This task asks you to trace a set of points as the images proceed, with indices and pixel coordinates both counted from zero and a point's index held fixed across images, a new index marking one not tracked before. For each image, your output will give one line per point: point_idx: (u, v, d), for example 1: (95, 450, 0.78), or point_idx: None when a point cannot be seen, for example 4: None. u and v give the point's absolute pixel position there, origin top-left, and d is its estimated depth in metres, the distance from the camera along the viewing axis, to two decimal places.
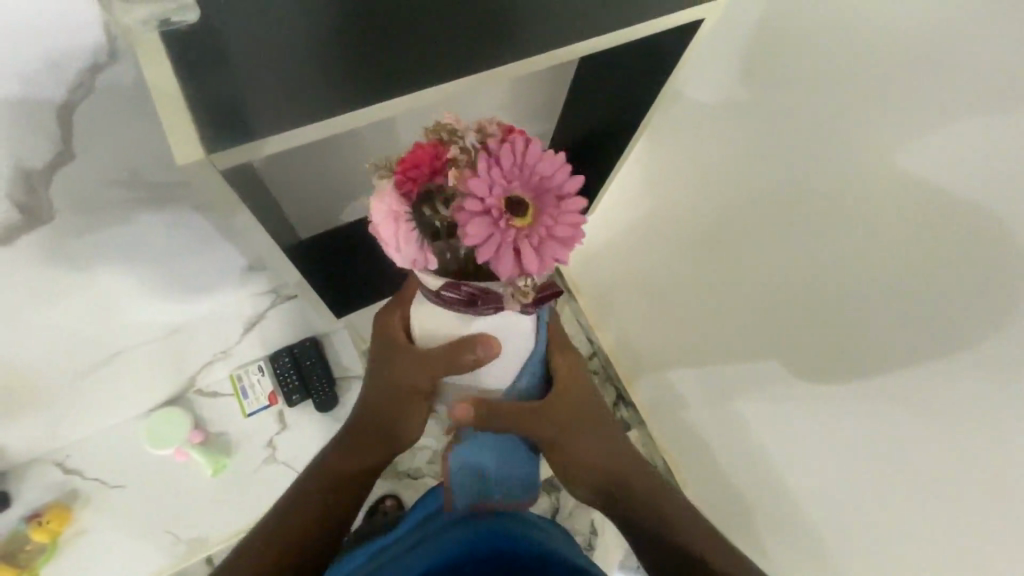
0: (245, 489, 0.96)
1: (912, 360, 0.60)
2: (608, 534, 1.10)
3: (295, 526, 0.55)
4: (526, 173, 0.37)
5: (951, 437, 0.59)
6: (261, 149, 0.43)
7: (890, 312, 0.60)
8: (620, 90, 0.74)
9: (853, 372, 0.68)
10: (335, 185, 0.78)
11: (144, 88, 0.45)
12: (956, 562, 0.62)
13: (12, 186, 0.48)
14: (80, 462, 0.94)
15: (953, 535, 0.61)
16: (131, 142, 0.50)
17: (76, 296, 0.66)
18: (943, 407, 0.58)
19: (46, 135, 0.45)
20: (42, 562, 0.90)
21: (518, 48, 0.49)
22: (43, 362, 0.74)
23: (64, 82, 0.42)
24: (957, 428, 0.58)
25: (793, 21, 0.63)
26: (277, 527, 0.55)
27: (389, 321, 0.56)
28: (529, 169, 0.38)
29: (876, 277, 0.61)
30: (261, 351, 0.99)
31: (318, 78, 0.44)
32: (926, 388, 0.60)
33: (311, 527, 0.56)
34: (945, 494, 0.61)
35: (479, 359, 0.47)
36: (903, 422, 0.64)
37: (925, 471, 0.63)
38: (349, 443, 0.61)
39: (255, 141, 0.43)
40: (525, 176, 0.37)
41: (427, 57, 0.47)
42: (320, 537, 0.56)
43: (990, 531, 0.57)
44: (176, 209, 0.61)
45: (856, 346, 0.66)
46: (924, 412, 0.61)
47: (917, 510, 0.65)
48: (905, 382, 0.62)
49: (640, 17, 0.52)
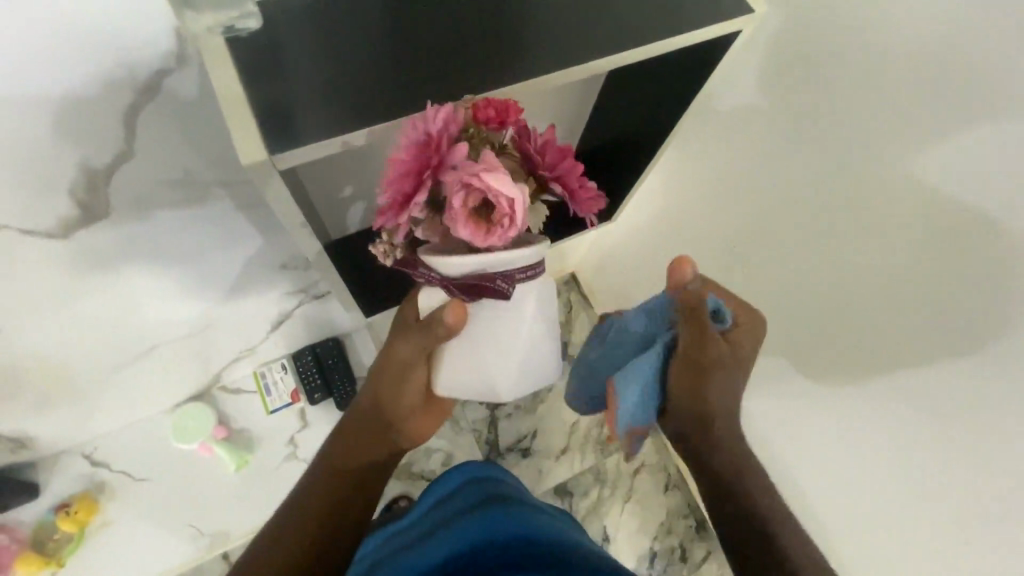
0: (265, 486, 0.98)
1: (923, 364, 0.61)
2: (621, 539, 1.12)
3: (299, 521, 0.56)
4: (414, 138, 0.42)
5: (977, 454, 0.58)
6: (288, 161, 0.43)
7: (914, 325, 0.61)
8: (649, 99, 0.75)
9: (861, 375, 0.69)
10: (366, 191, 0.79)
11: (206, 91, 0.47)
12: None
13: (77, 185, 0.51)
14: (107, 455, 0.96)
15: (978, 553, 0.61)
16: (186, 142, 0.51)
17: (115, 291, 0.68)
18: (972, 422, 0.58)
19: (111, 135, 0.47)
20: (69, 552, 0.92)
21: (563, 57, 0.50)
22: (79, 355, 0.76)
23: (133, 86, 0.44)
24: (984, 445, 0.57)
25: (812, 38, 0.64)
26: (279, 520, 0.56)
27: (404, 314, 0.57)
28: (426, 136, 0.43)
29: (900, 290, 0.61)
30: (284, 350, 1.00)
31: (371, 84, 0.46)
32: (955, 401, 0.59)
33: (315, 522, 0.56)
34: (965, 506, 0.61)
35: (448, 324, 0.51)
36: (923, 434, 0.64)
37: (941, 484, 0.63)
38: (349, 439, 0.64)
39: (283, 154, 0.43)
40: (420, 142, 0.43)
41: (476, 64, 0.48)
42: (319, 540, 0.55)
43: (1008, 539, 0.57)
44: (219, 207, 0.63)
45: (868, 351, 0.67)
46: (940, 422, 0.62)
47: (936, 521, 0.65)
48: (931, 395, 0.62)
49: (676, 29, 0.53)
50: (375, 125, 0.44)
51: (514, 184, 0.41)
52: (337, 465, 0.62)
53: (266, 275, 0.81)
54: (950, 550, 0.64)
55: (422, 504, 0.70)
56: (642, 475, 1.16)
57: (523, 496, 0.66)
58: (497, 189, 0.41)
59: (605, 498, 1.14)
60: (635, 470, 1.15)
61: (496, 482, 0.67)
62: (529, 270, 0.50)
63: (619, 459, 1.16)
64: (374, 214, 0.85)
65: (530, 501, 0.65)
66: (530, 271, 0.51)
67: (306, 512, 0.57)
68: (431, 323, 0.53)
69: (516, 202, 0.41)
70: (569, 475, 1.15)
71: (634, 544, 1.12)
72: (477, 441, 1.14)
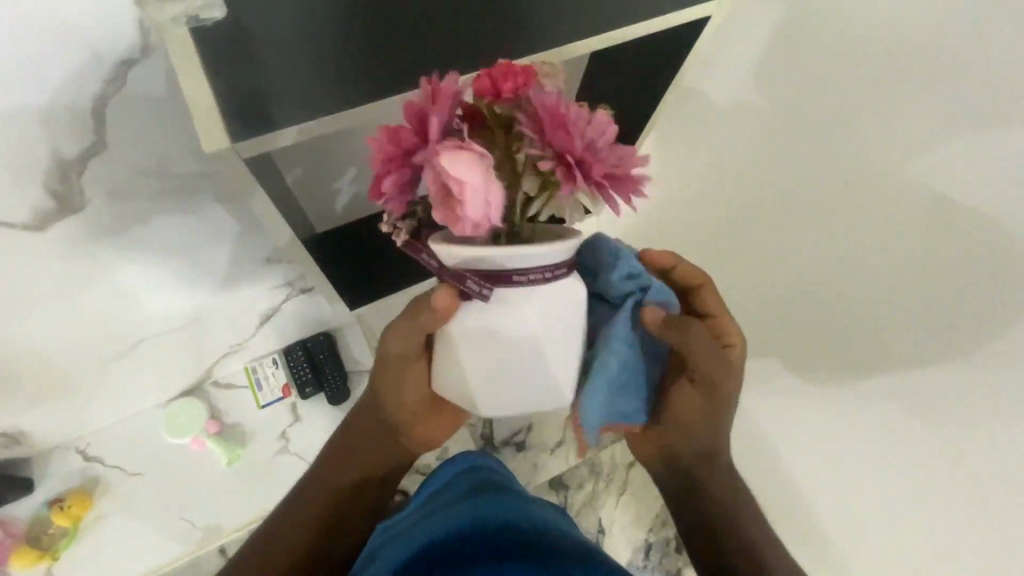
0: (259, 479, 0.98)
1: (929, 337, 0.62)
2: (616, 531, 1.12)
3: (282, 551, 0.61)
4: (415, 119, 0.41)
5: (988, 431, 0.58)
6: (282, 139, 0.46)
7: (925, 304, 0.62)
8: (635, 82, 0.76)
9: (858, 370, 0.71)
10: (343, 186, 0.80)
11: (174, 77, 0.47)
12: (984, 555, 0.62)
13: (49, 174, 0.51)
14: (100, 449, 0.97)
15: (987, 528, 0.61)
16: (157, 131, 0.52)
17: (102, 287, 0.69)
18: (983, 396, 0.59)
19: (80, 123, 0.48)
20: (64, 545, 0.93)
21: (528, 41, 0.52)
22: (67, 351, 0.77)
23: (99, 74, 0.45)
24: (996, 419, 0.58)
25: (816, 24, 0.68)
26: (267, 542, 0.62)
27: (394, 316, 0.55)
28: (423, 116, 0.41)
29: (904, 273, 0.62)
30: (275, 344, 1.01)
31: (338, 68, 0.46)
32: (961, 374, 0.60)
33: (296, 550, 0.61)
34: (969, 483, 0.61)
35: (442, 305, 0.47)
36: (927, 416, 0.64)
37: (947, 457, 0.63)
38: (335, 456, 0.66)
39: (281, 130, 0.46)
40: (418, 123, 0.41)
41: (443, 49, 0.49)
42: (303, 563, 0.61)
43: (991, 505, 0.60)
44: (199, 198, 0.63)
45: (869, 348, 0.69)
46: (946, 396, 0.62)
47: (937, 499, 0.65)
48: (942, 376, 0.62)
49: (636, 16, 0.55)
50: (358, 105, 0.47)
51: (468, 172, 0.38)
52: (327, 484, 0.65)
53: (253, 268, 0.82)
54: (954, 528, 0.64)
55: (420, 493, 0.70)
56: (637, 467, 1.16)
57: (519, 488, 0.65)
58: (457, 177, 0.38)
59: (599, 490, 1.14)
60: (630, 463, 1.15)
61: (496, 473, 0.67)
62: (544, 272, 0.45)
63: (614, 451, 1.16)
64: (362, 208, 0.87)
65: (526, 493, 0.64)
66: (549, 274, 0.45)
67: (290, 539, 0.62)
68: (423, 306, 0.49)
69: (471, 191, 0.38)
70: (565, 468, 1.15)
71: (630, 535, 1.12)
72: (473, 436, 1.13)
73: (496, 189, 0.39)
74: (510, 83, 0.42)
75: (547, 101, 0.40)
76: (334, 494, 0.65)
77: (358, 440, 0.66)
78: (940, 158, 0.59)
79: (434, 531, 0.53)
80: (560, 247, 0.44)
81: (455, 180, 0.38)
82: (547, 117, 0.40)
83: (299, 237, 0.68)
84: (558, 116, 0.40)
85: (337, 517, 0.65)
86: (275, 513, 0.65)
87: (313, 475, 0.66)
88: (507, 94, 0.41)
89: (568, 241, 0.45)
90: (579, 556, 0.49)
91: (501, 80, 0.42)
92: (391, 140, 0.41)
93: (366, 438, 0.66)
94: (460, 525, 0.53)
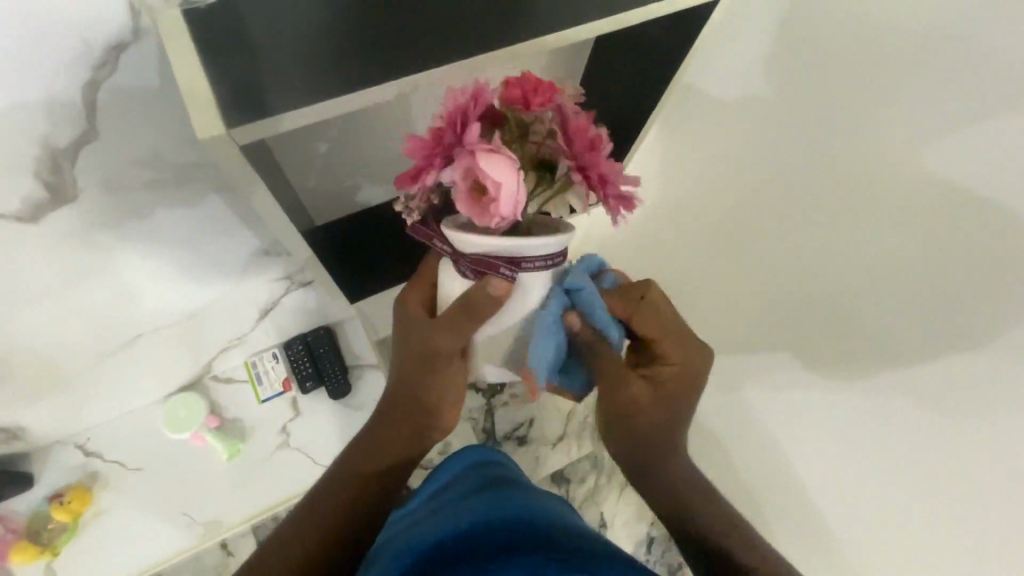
0: (260, 475, 0.98)
1: (936, 333, 0.61)
2: (618, 525, 1.12)
3: (312, 533, 0.57)
4: (449, 118, 0.43)
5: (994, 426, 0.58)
6: (285, 124, 0.43)
7: (931, 303, 0.60)
8: (637, 70, 0.74)
9: (858, 370, 0.71)
10: (341, 178, 0.79)
11: (166, 65, 0.46)
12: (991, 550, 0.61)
13: (41, 165, 0.50)
14: (100, 445, 0.96)
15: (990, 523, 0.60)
16: (150, 120, 0.51)
17: (100, 278, 0.68)
18: (990, 391, 0.58)
19: (72, 113, 0.47)
20: (64, 541, 0.92)
21: (529, 27, 0.50)
22: (66, 346, 0.76)
23: (90, 60, 0.43)
24: (998, 410, 0.57)
25: (824, 11, 0.67)
26: (293, 528, 0.58)
27: (409, 296, 0.60)
28: (460, 118, 0.43)
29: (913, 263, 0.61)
30: (275, 339, 1.01)
31: (332, 55, 0.45)
32: (968, 372, 0.59)
33: (327, 536, 0.57)
34: (977, 479, 0.61)
35: (490, 295, 0.51)
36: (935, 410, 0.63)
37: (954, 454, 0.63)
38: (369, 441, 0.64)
39: (283, 115, 0.43)
40: (453, 122, 0.43)
41: (440, 36, 0.48)
42: (332, 553, 0.56)
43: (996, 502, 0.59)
44: (195, 189, 0.62)
45: (875, 346, 0.68)
46: (951, 393, 0.62)
47: (943, 494, 0.65)
48: (951, 372, 0.61)
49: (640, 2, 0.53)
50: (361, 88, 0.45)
51: (503, 171, 0.41)
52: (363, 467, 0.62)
53: (253, 260, 0.81)
54: (961, 522, 0.63)
55: (421, 492, 0.69)
56: None
57: (522, 478, 0.66)
58: (489, 174, 0.40)
59: (601, 485, 1.14)
60: None
61: (499, 466, 0.67)
62: (546, 262, 0.51)
63: None
64: (359, 202, 0.86)
65: (528, 483, 0.65)
66: (550, 261, 0.51)
67: (319, 524, 0.57)
68: (469, 302, 0.52)
69: (505, 193, 0.41)
70: (566, 463, 1.14)
71: (631, 529, 1.12)
72: (475, 431, 1.12)
73: (524, 188, 0.42)
74: (540, 95, 0.45)
75: (570, 116, 0.45)
76: (359, 491, 0.61)
77: (396, 425, 0.64)
78: (946, 154, 0.57)
79: (439, 530, 0.52)
80: (555, 240, 0.50)
81: (487, 177, 0.41)
82: (578, 134, 0.45)
83: (298, 229, 0.67)
84: (577, 130, 0.44)
85: (369, 503, 0.61)
86: (298, 505, 0.61)
87: (341, 462, 0.64)
88: (536, 107, 0.44)
89: (565, 237, 0.50)
90: (599, 552, 0.48)
91: (528, 91, 0.45)
92: (431, 138, 0.44)
93: (396, 429, 0.64)
94: (465, 522, 0.51)
